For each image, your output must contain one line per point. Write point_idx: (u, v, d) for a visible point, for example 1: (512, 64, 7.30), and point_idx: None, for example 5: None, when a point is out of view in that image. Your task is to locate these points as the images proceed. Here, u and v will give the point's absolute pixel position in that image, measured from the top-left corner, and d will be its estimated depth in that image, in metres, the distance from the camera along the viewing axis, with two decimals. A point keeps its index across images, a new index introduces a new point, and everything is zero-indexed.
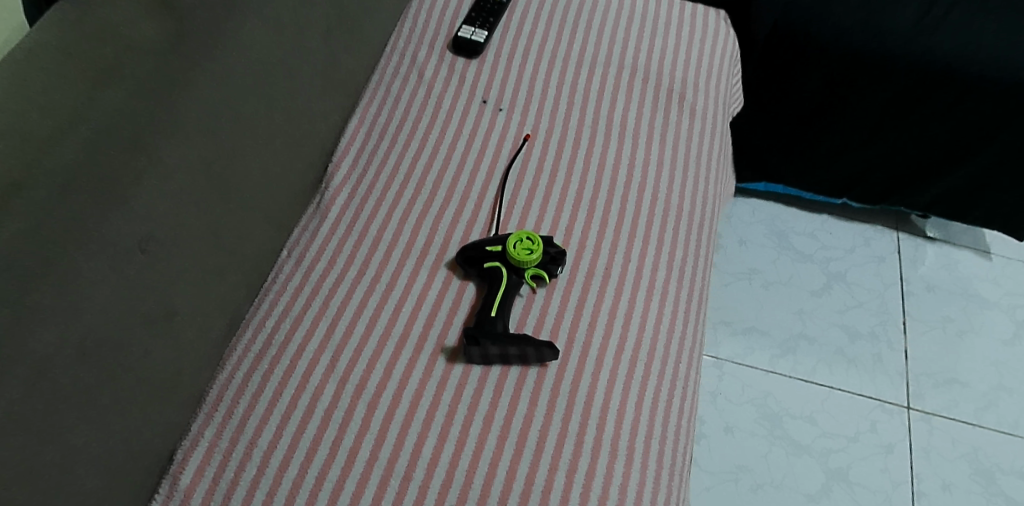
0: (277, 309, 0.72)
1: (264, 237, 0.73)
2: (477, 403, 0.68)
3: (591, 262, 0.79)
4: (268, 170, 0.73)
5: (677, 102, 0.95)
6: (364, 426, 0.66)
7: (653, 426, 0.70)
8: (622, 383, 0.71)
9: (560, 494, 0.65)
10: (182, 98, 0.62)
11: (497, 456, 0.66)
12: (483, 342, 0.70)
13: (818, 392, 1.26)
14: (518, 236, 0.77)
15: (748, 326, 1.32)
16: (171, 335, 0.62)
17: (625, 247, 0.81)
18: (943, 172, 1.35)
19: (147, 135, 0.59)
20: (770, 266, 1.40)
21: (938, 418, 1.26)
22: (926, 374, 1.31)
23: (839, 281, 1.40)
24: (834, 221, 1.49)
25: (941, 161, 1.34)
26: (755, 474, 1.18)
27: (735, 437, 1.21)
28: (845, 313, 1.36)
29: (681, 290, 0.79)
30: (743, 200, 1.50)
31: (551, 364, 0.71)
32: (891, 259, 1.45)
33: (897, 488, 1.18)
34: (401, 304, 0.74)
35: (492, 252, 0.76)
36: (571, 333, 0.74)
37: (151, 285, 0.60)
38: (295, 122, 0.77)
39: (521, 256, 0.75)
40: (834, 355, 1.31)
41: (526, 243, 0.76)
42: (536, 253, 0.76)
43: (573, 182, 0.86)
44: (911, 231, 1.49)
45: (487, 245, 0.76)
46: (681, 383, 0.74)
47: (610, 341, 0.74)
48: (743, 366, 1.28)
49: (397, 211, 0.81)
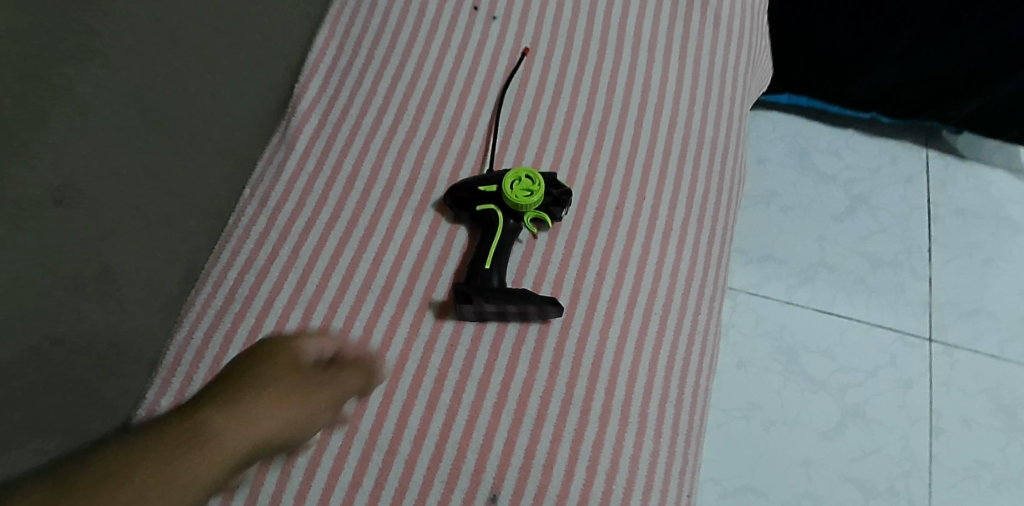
0: (240, 258, 0.65)
1: (218, 175, 0.65)
2: (470, 368, 0.63)
3: (600, 202, 0.71)
4: (217, 96, 0.63)
5: (700, 8, 0.83)
6: None
7: (668, 390, 0.64)
8: (635, 343, 0.65)
9: (565, 468, 0.59)
10: (95, 13, 0.51)
11: (493, 428, 0.60)
12: (478, 298, 0.63)
13: (837, 324, 1.19)
14: (517, 175, 0.69)
15: (764, 254, 1.24)
16: (107, 296, 0.54)
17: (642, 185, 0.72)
18: (983, 86, 1.23)
19: (50, 62, 0.49)
20: (789, 188, 1.30)
21: (961, 350, 1.19)
22: (950, 304, 1.23)
23: (863, 204, 1.31)
24: (859, 137, 1.37)
25: (982, 74, 1.21)
26: (767, 411, 1.12)
27: (748, 372, 1.15)
28: (868, 239, 1.27)
29: (705, 231, 0.72)
30: (762, 113, 1.38)
31: (554, 321, 0.65)
32: (920, 180, 1.34)
33: (914, 425, 1.13)
34: (382, 252, 0.67)
35: (487, 193, 0.68)
36: (576, 283, 0.67)
37: (74, 241, 0.51)
38: (248, 38, 0.66)
39: (520, 200, 0.67)
40: (855, 285, 1.22)
41: (525, 181, 0.69)
42: (536, 190, 0.68)
43: (577, 110, 0.76)
44: (942, 148, 1.38)
45: (481, 185, 0.69)
46: (700, 341, 0.67)
47: (625, 291, 0.67)
48: (757, 296, 1.20)
49: (375, 141, 0.72)
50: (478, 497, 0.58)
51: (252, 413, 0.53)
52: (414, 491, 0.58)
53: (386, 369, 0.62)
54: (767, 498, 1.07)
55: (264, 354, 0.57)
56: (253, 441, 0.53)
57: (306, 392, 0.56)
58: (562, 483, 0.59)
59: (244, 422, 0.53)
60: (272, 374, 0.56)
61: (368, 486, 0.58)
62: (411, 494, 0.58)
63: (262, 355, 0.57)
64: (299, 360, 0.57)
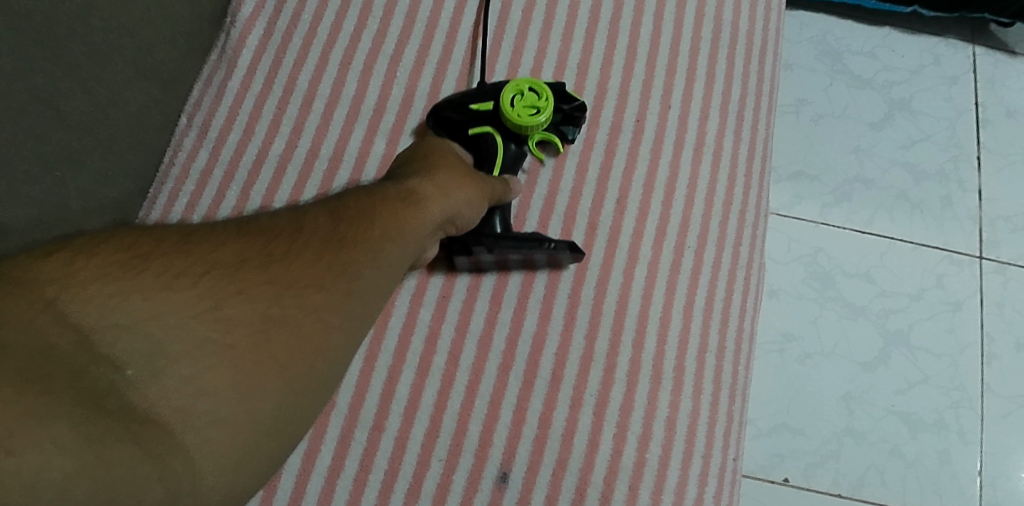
0: (179, 204, 0.67)
1: None
2: (467, 321, 0.64)
3: (610, 138, 0.70)
4: None
5: None
6: None
7: (689, 336, 0.64)
8: (664, 283, 0.65)
9: (593, 413, 0.62)
10: None
11: (501, 395, 0.62)
12: (483, 241, 0.64)
13: (877, 244, 1.07)
14: (516, 94, 0.68)
15: (796, 170, 1.11)
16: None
17: (658, 125, 0.71)
18: None
19: None
20: (821, 95, 1.17)
21: (1014, 268, 1.08)
22: (1003, 217, 1.11)
23: (902, 110, 1.17)
24: (897, 35, 1.22)
25: None
26: (803, 343, 1.02)
27: (780, 301, 1.04)
28: (909, 149, 1.14)
29: (738, 160, 0.70)
30: (789, 11, 1.22)
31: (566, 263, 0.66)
32: (965, 81, 1.21)
33: (964, 351, 1.03)
34: (325, 187, 0.69)
35: (485, 110, 0.68)
36: (572, 202, 0.68)
37: None
38: None
39: (522, 123, 0.67)
40: (896, 201, 1.10)
41: (530, 100, 0.68)
42: (543, 111, 0.67)
43: (577, 45, 0.74)
44: (990, 44, 1.23)
45: (478, 107, 0.68)
46: (744, 260, 0.68)
47: (646, 221, 0.68)
48: (790, 218, 1.08)
49: (358, 64, 0.73)
50: (487, 475, 0.60)
51: (433, 208, 0.60)
52: (436, 453, 0.60)
53: (515, 187, 0.67)
54: (805, 437, 0.98)
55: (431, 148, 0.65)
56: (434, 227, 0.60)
57: (470, 184, 0.63)
58: (592, 426, 0.61)
59: (426, 216, 0.59)
60: (452, 166, 0.64)
61: (380, 466, 0.60)
62: (434, 456, 0.60)
63: (438, 151, 0.65)
64: (460, 163, 0.65)
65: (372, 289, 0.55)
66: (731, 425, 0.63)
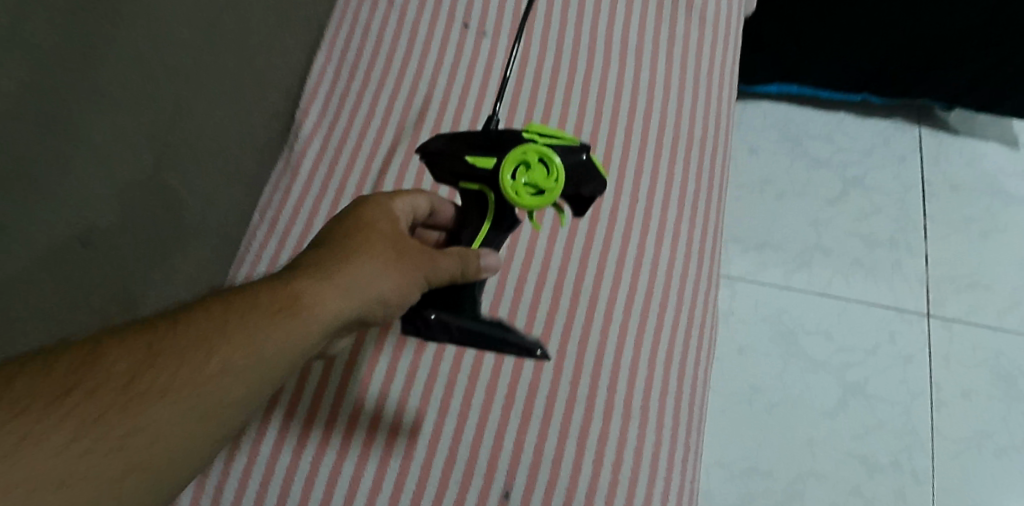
0: None
1: None
2: (478, 373, 0.75)
3: (591, 227, 0.83)
4: None
5: (680, 18, 0.93)
6: (342, 397, 0.74)
7: (653, 381, 0.76)
8: (635, 339, 0.77)
9: (575, 447, 0.73)
10: None
11: (501, 429, 0.73)
12: (444, 324, 0.58)
13: (835, 306, 1.21)
14: (524, 161, 0.56)
15: (760, 242, 1.26)
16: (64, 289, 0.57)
17: (630, 210, 0.83)
18: (980, 52, 1.20)
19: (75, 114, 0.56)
20: (783, 175, 1.32)
21: (958, 324, 1.21)
22: (947, 279, 1.25)
23: (856, 186, 1.32)
24: (851, 120, 1.38)
25: (978, 42, 1.19)
26: (769, 394, 1.15)
27: (748, 357, 1.18)
28: (863, 221, 1.29)
29: (690, 236, 0.83)
30: (752, 104, 1.39)
31: (558, 322, 0.78)
32: (913, 159, 1.35)
33: (915, 399, 1.16)
34: None
35: (485, 173, 0.57)
36: (561, 272, 0.80)
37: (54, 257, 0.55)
38: None
39: (519, 200, 0.56)
40: (851, 266, 1.25)
41: (539, 175, 0.56)
42: (550, 194, 0.56)
43: None
44: (933, 125, 1.38)
45: (477, 163, 0.57)
46: (700, 321, 0.80)
47: (619, 289, 0.80)
48: (756, 283, 1.23)
49: None
50: (492, 495, 0.71)
51: (314, 321, 0.51)
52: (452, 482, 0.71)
53: (472, 261, 0.59)
54: (772, 479, 1.10)
55: (359, 226, 0.56)
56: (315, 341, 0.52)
57: (380, 287, 0.54)
58: (574, 454, 0.73)
59: (303, 332, 0.51)
60: (367, 258, 0.54)
61: (407, 487, 0.71)
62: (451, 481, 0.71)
63: (364, 231, 0.56)
64: (384, 251, 0.55)
65: (201, 436, 0.46)
66: (688, 458, 0.75)
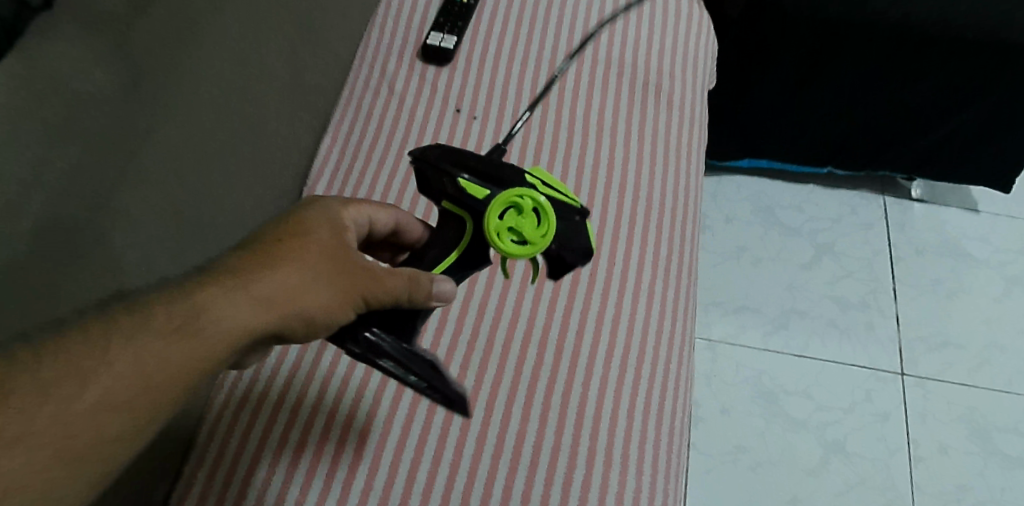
0: None
1: None
2: (469, 423, 0.75)
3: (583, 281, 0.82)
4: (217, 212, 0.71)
5: (655, 95, 0.96)
6: (338, 454, 0.73)
7: None
8: (620, 389, 0.77)
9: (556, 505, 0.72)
10: None
11: (492, 475, 0.73)
12: (385, 350, 0.59)
13: (812, 366, 1.27)
14: (517, 206, 0.58)
15: (739, 305, 1.32)
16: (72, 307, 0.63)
17: (617, 268, 0.83)
18: (934, 125, 1.29)
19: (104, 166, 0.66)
20: (758, 243, 1.40)
21: (932, 382, 1.26)
22: (918, 338, 1.31)
23: (828, 252, 1.39)
24: (820, 190, 1.47)
25: (931, 116, 1.28)
26: (753, 453, 1.19)
27: (731, 418, 1.22)
28: (836, 284, 1.36)
29: (667, 289, 0.84)
30: (727, 176, 1.48)
31: (545, 364, 0.78)
32: (880, 226, 1.43)
33: (894, 455, 1.20)
34: None
35: (477, 201, 0.58)
36: (547, 326, 0.80)
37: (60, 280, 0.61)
38: None
39: (501, 241, 0.58)
40: (826, 328, 1.31)
41: (527, 226, 0.58)
42: (532, 245, 0.58)
43: None
44: (897, 194, 1.47)
45: (474, 193, 0.58)
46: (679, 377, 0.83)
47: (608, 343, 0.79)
48: (736, 346, 1.28)
49: None
50: None
51: (220, 339, 0.50)
52: None
53: (420, 282, 0.58)
54: None
55: (297, 234, 0.55)
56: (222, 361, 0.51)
57: (304, 305, 0.53)
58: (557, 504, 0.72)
59: (206, 351, 0.49)
60: (295, 271, 0.53)
61: None
62: None
63: (299, 241, 0.55)
64: (317, 264, 0.54)
65: (66, 476, 0.45)
66: None
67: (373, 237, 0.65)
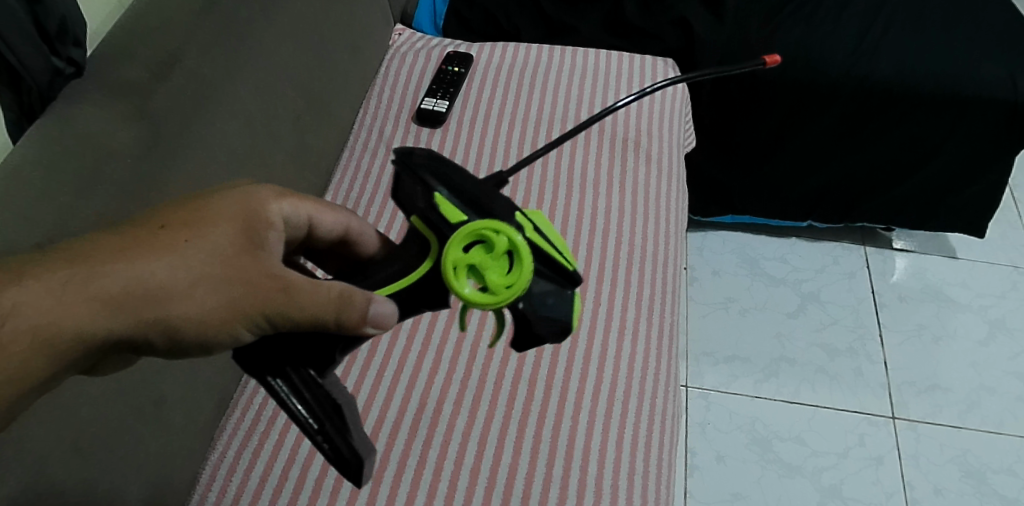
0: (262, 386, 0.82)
1: None
2: (462, 457, 0.76)
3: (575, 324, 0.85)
4: None
5: (633, 150, 1.02)
6: (336, 489, 0.74)
7: None
8: (612, 423, 0.78)
9: None
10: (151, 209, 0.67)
11: None
12: (290, 377, 0.55)
13: (804, 412, 1.29)
14: (490, 244, 0.52)
15: (730, 354, 1.36)
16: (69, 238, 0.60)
17: (605, 307, 0.87)
18: (904, 176, 1.36)
19: (150, 167, 0.68)
20: (745, 294, 1.44)
21: (924, 424, 1.28)
22: (907, 382, 1.33)
23: (813, 301, 1.44)
24: (802, 243, 1.52)
25: (901, 167, 1.35)
26: (750, 500, 1.20)
27: (727, 465, 1.23)
28: (822, 332, 1.39)
29: (651, 326, 0.86)
30: (712, 232, 1.54)
31: (536, 398, 0.79)
32: (862, 275, 1.48)
33: (890, 498, 1.20)
34: (365, 369, 0.82)
35: (448, 225, 0.53)
36: (535, 367, 0.82)
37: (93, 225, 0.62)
38: None
39: (456, 280, 0.52)
40: (816, 374, 1.33)
41: (494, 270, 0.52)
42: (490, 293, 0.52)
43: None
44: (877, 244, 1.53)
45: (450, 216, 0.53)
46: None
47: (599, 381, 0.81)
48: (729, 394, 1.31)
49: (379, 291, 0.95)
50: None
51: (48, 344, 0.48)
52: None
53: (349, 305, 0.54)
54: None
55: (185, 224, 0.54)
56: (52, 367, 0.49)
57: (167, 308, 0.52)
58: None
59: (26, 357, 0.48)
60: (167, 271, 0.52)
61: None
62: None
63: (184, 239, 0.54)
64: (194, 262, 0.53)
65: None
66: None
67: (316, 234, 0.64)
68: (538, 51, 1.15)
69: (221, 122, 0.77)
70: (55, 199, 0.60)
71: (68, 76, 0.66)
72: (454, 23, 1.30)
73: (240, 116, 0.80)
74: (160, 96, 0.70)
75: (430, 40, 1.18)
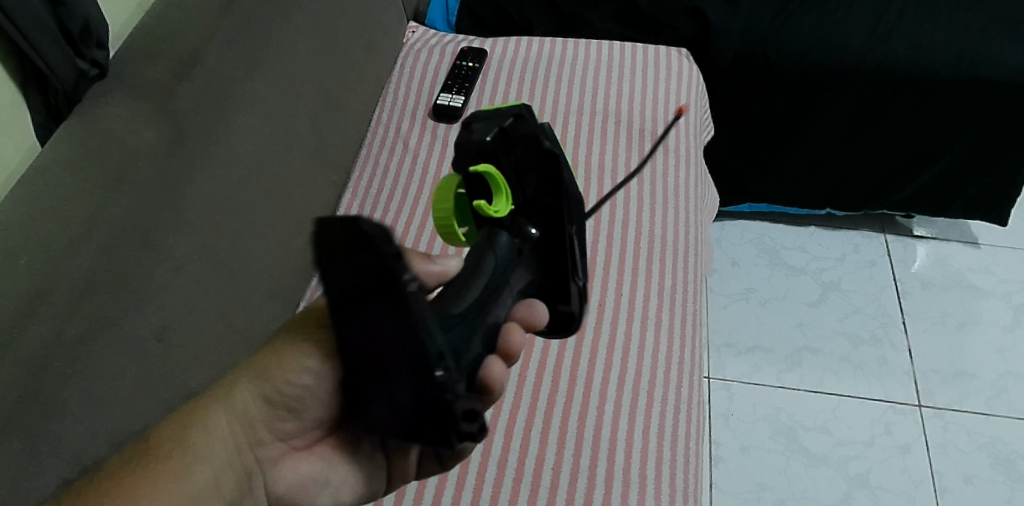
0: None
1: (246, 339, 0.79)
2: (489, 449, 0.76)
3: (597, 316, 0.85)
4: (250, 255, 0.77)
5: (650, 140, 1.02)
6: None
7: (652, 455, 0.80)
8: (639, 412, 0.78)
9: None
10: (176, 208, 0.68)
11: (512, 500, 0.73)
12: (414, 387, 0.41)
13: (829, 401, 1.28)
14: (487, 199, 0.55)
15: (751, 345, 1.35)
16: (95, 230, 0.60)
17: (627, 299, 0.87)
18: (923, 164, 1.34)
19: (175, 166, 0.68)
20: (765, 284, 1.43)
21: (950, 411, 1.27)
22: (933, 370, 1.32)
23: (834, 290, 1.42)
24: (822, 232, 1.51)
25: (920, 153, 1.33)
26: (777, 491, 1.19)
27: (752, 455, 1.23)
28: (845, 320, 1.38)
29: (674, 318, 0.86)
30: (730, 222, 1.54)
31: (560, 389, 0.79)
32: (882, 262, 1.46)
33: (918, 487, 1.19)
34: None
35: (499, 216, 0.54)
36: (558, 359, 0.82)
37: (121, 223, 0.62)
38: (269, 204, 0.81)
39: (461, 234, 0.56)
40: (840, 363, 1.32)
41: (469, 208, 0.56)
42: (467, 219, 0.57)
43: None
44: (897, 231, 1.51)
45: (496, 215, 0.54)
46: None
47: (622, 371, 0.81)
48: (751, 384, 1.30)
49: None
50: None
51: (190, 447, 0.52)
52: None
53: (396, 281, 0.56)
54: None
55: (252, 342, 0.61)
56: (212, 467, 0.52)
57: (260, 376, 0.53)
58: None
59: (177, 465, 0.51)
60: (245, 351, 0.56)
61: None
62: None
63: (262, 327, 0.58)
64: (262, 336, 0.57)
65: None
66: None
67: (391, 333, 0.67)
68: (552, 44, 1.15)
69: (241, 118, 0.77)
70: (83, 196, 0.61)
71: (94, 77, 0.67)
72: (467, 20, 1.31)
73: (261, 114, 0.80)
74: (184, 95, 0.71)
75: (444, 38, 1.18)
